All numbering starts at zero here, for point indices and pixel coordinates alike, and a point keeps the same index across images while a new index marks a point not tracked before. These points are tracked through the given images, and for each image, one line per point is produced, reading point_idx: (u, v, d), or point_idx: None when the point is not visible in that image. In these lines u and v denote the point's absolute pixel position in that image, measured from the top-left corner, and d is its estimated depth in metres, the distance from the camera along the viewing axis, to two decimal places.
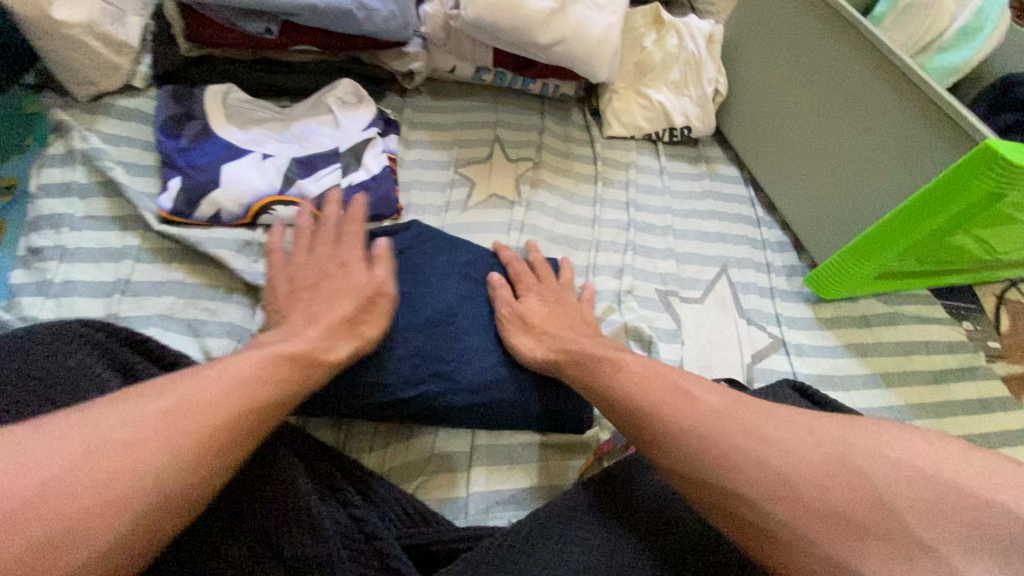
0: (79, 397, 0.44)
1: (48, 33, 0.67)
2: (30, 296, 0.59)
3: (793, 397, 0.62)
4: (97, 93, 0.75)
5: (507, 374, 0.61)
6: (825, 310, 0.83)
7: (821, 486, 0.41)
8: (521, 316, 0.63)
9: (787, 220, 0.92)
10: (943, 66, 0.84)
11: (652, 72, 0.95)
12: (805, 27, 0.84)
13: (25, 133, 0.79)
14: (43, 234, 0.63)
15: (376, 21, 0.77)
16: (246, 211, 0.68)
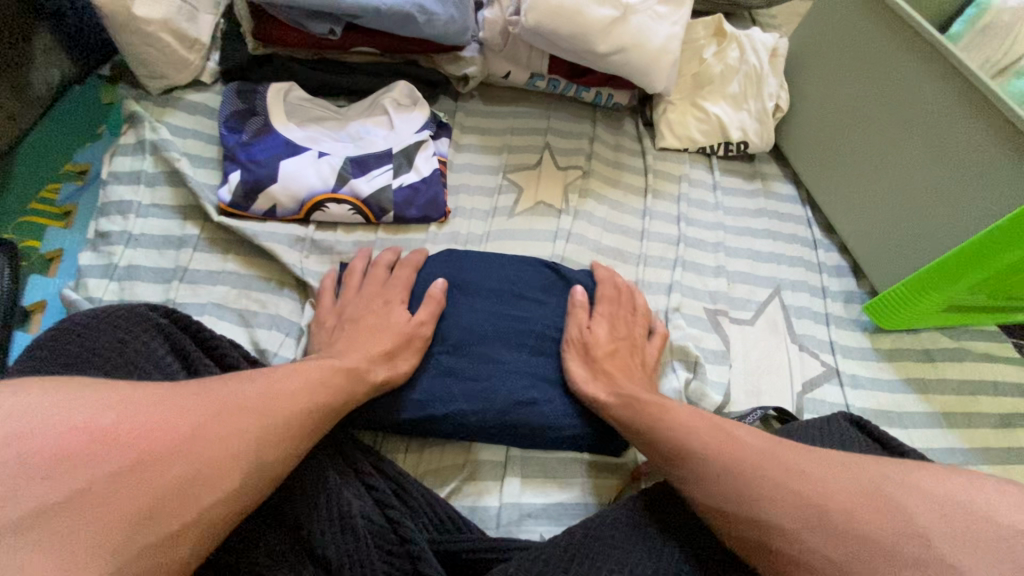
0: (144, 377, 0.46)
1: (128, 29, 0.71)
2: (95, 277, 0.62)
3: (850, 430, 0.59)
4: (168, 87, 0.78)
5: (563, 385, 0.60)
6: (883, 341, 0.79)
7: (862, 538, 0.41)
8: (584, 344, 0.63)
9: (847, 243, 0.88)
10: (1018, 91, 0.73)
11: (710, 84, 0.92)
12: (874, 42, 0.80)
13: (100, 122, 0.85)
14: (112, 219, 0.66)
15: (435, 25, 0.77)
16: (301, 207, 0.69)
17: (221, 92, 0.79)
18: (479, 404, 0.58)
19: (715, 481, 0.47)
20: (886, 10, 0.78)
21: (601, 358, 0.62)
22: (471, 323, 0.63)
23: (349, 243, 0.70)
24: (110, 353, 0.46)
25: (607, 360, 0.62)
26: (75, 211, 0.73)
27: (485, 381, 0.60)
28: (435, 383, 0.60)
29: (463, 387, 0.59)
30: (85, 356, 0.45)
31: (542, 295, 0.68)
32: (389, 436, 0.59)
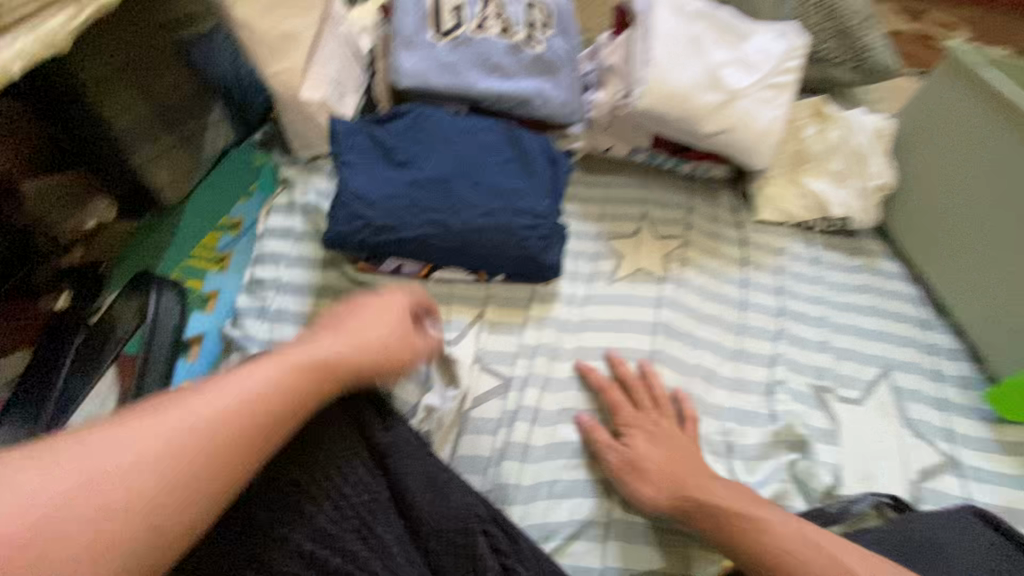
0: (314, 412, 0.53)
1: (291, 107, 0.82)
2: (251, 318, 0.71)
3: (978, 525, 0.60)
4: (313, 154, 0.89)
5: (606, 449, 0.63)
6: (1008, 433, 0.74)
7: None
8: (632, 463, 0.61)
9: (964, 328, 0.83)
10: None
11: (810, 161, 0.94)
12: (986, 124, 0.82)
13: (250, 181, 0.96)
14: (265, 267, 0.76)
15: (550, 106, 0.85)
16: (423, 265, 0.75)
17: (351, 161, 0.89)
18: (440, 229, 0.70)
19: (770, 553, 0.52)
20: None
21: (651, 469, 0.60)
22: (431, 168, 0.73)
23: (462, 298, 0.75)
24: None
25: (687, 464, 0.60)
26: (229, 257, 0.85)
27: (445, 212, 0.71)
28: (406, 212, 0.70)
29: (428, 216, 0.70)
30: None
31: (499, 147, 0.78)
32: (497, 488, 0.61)
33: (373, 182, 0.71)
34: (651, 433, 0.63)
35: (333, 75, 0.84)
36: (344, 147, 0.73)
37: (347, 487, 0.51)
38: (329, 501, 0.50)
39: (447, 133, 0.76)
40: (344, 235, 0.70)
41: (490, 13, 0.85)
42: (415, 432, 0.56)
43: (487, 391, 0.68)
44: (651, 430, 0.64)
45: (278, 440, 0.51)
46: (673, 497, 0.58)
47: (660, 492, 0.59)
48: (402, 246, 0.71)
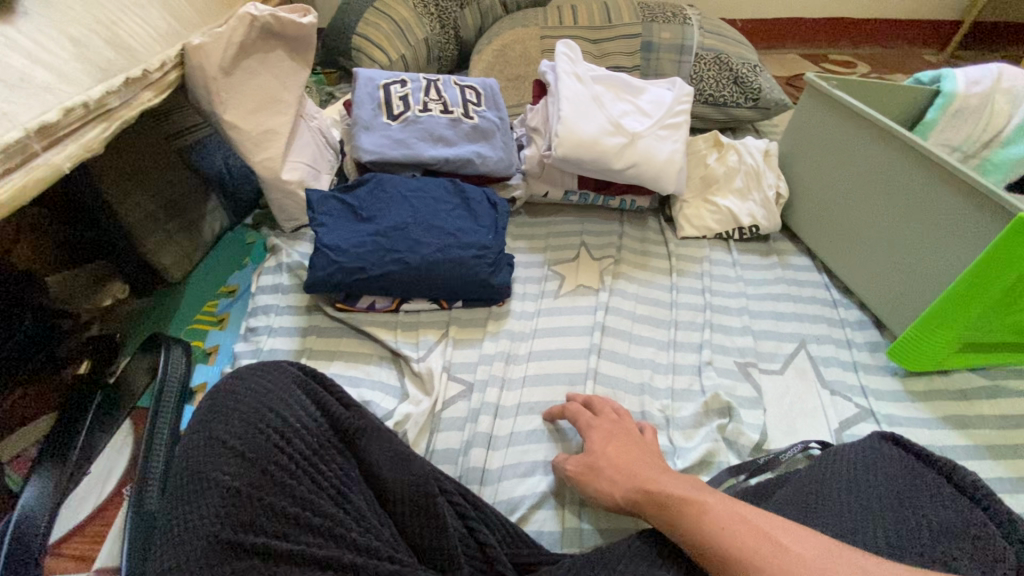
0: (292, 407, 0.59)
1: (275, 187, 0.99)
2: (248, 358, 0.83)
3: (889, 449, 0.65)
4: (297, 225, 1.06)
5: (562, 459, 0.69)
6: (916, 383, 0.85)
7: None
8: (591, 465, 0.65)
9: (864, 301, 0.96)
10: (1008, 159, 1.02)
11: (716, 183, 1.11)
12: (842, 133, 0.98)
13: (245, 257, 1.12)
14: (258, 318, 0.89)
15: (489, 163, 1.02)
16: (394, 299, 0.89)
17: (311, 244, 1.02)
18: (402, 265, 0.84)
19: (701, 531, 0.51)
20: (932, 163, 0.82)
21: (606, 466, 0.63)
22: (392, 219, 0.88)
23: (428, 325, 0.88)
24: (264, 392, 0.59)
25: (641, 454, 0.64)
26: (228, 317, 0.98)
27: (405, 251, 0.85)
28: (373, 255, 0.84)
29: (390, 256, 0.84)
30: (253, 395, 0.59)
31: (447, 197, 0.93)
32: (466, 472, 0.71)
33: (343, 236, 0.86)
34: (612, 432, 0.68)
35: (309, 159, 1.04)
36: (318, 211, 0.89)
37: (323, 466, 0.56)
38: (307, 476, 0.54)
39: (402, 191, 0.92)
40: (323, 278, 0.84)
41: (432, 97, 1.04)
42: (376, 420, 0.63)
43: (453, 396, 0.79)
44: (609, 429, 0.68)
45: (260, 430, 0.55)
46: (633, 492, 0.59)
47: (617, 487, 0.61)
48: (372, 283, 0.85)
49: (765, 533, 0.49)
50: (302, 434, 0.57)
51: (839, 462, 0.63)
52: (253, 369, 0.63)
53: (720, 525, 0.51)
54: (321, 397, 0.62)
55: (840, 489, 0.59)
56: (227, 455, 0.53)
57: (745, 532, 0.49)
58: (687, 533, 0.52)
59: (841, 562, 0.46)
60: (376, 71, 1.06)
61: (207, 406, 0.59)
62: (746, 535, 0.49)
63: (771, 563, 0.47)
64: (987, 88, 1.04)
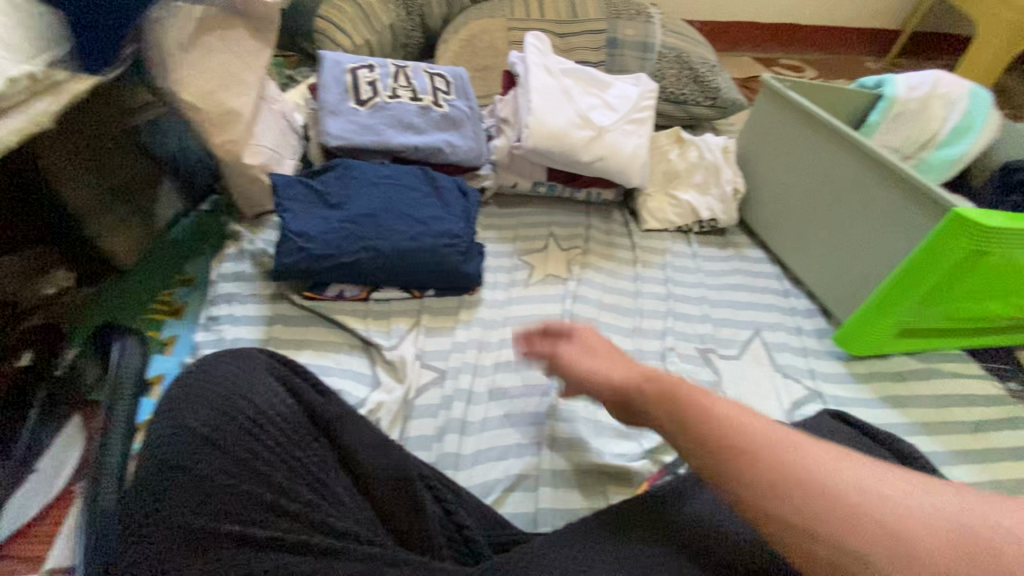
0: (264, 394, 0.57)
1: (236, 172, 0.96)
2: (210, 348, 0.80)
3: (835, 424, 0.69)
4: (259, 211, 1.03)
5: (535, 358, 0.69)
6: (859, 366, 0.91)
7: (812, 488, 0.38)
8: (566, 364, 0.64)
9: (813, 291, 1.03)
10: (943, 159, 1.12)
11: (677, 178, 1.15)
12: (795, 132, 1.04)
13: (203, 244, 1.09)
14: (219, 306, 0.86)
15: (459, 152, 1.02)
16: (363, 287, 0.88)
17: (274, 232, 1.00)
18: (373, 253, 0.83)
19: (698, 414, 0.46)
20: (876, 162, 0.88)
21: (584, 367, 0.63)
22: (362, 206, 0.86)
23: (398, 313, 0.88)
24: (234, 378, 0.57)
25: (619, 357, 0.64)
26: (185, 308, 0.95)
27: (376, 239, 0.84)
28: (343, 242, 0.83)
29: (361, 243, 0.83)
30: (221, 382, 0.56)
31: (418, 185, 0.93)
32: (441, 457, 0.71)
33: (311, 222, 0.84)
34: (590, 343, 0.67)
35: (272, 143, 1.01)
36: (284, 196, 0.87)
37: (299, 454, 0.55)
38: (283, 464, 0.53)
39: (372, 178, 0.91)
40: (290, 265, 0.82)
41: (401, 84, 1.03)
42: (350, 408, 0.62)
43: (426, 383, 0.79)
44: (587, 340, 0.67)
45: (231, 418, 0.53)
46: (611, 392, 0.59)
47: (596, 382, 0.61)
48: (342, 270, 0.83)
49: (769, 428, 0.43)
50: (276, 422, 0.55)
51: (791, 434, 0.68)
52: (220, 355, 0.61)
53: (723, 417, 0.45)
54: (293, 383, 0.61)
55: None
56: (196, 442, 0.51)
57: (734, 410, 0.46)
58: (681, 423, 0.47)
59: (870, 476, 0.39)
60: (343, 55, 1.03)
61: (170, 394, 0.55)
62: (764, 447, 0.41)
63: (786, 450, 0.41)
64: (923, 94, 1.13)
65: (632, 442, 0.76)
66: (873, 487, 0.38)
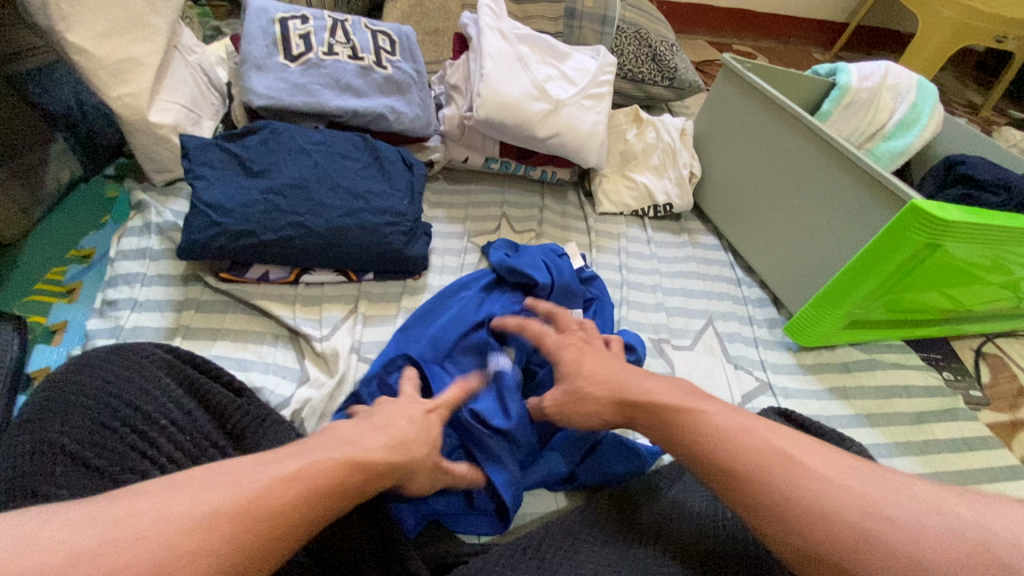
0: (158, 402, 0.48)
1: (140, 131, 0.82)
2: (103, 338, 0.69)
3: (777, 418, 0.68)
4: (170, 179, 0.90)
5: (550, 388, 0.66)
6: (806, 357, 0.91)
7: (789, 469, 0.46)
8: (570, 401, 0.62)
9: (765, 280, 1.02)
10: (892, 150, 1.13)
11: (634, 160, 1.11)
12: (753, 116, 1.00)
13: (103, 213, 0.94)
14: (118, 288, 0.74)
15: (404, 121, 0.93)
16: (292, 269, 0.79)
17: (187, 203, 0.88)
18: (302, 231, 0.74)
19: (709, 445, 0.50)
20: (834, 150, 0.86)
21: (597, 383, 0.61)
22: (288, 176, 0.76)
23: (333, 299, 0.80)
24: (121, 380, 0.48)
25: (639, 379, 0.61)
26: (80, 287, 0.81)
27: (305, 214, 0.74)
28: (266, 218, 0.73)
29: (288, 219, 0.74)
30: (104, 385, 0.47)
31: (356, 154, 0.83)
32: None
33: (228, 193, 0.73)
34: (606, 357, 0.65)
35: (186, 101, 0.88)
36: (196, 163, 0.75)
37: None
38: None
39: (301, 144, 0.80)
40: (202, 243, 0.71)
41: (338, 40, 0.92)
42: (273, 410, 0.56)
43: None
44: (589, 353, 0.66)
45: (112, 431, 0.45)
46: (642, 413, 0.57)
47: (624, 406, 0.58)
48: (267, 249, 0.74)
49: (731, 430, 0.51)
50: (173, 432, 0.48)
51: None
52: (106, 351, 0.51)
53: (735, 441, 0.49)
54: (197, 384, 0.53)
55: None
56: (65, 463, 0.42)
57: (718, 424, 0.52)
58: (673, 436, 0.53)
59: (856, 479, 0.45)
60: (271, 2, 0.91)
61: (36, 399, 0.46)
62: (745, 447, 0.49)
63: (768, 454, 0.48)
64: (874, 84, 1.13)
65: None
66: (246, 481, 0.37)
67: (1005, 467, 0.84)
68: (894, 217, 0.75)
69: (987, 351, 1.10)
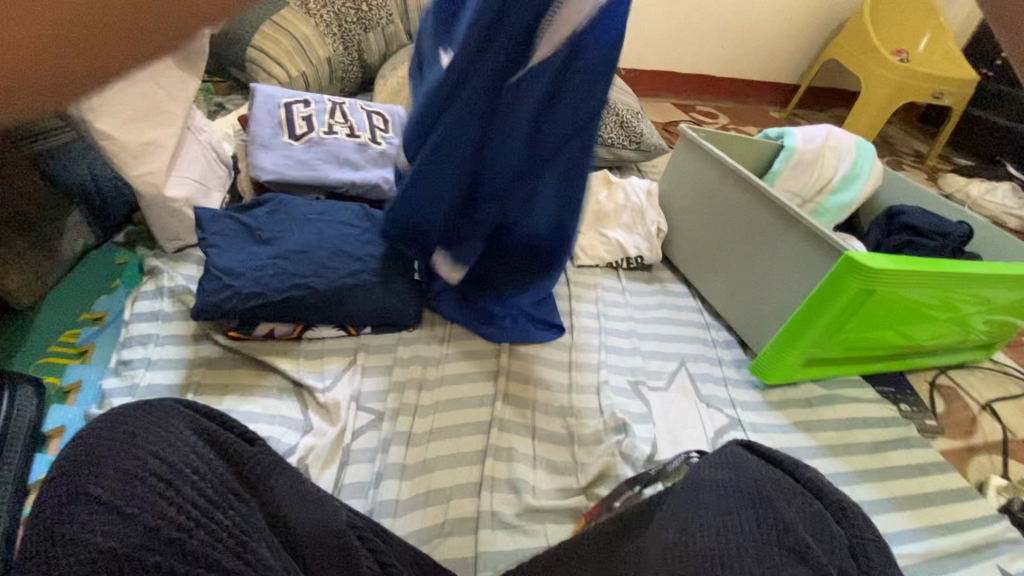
0: (178, 452, 0.53)
1: (156, 205, 0.91)
2: (120, 395, 0.74)
3: (742, 449, 0.71)
4: (180, 246, 0.98)
5: None
6: (772, 394, 0.99)
7: None
8: None
9: (731, 324, 1.11)
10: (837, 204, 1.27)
11: (607, 217, 1.21)
12: (709, 179, 1.12)
13: (114, 278, 1.00)
14: (133, 348, 0.80)
15: (397, 190, 1.03)
16: (296, 326, 0.85)
17: (196, 267, 0.95)
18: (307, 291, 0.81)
19: None
20: (780, 209, 0.97)
21: None
22: (294, 242, 0.84)
23: (333, 352, 0.86)
24: (147, 436, 0.53)
25: None
26: (92, 348, 0.87)
27: (310, 276, 0.82)
28: (274, 280, 0.80)
29: (294, 281, 0.81)
30: (133, 438, 0.53)
31: (355, 220, 0.91)
32: (377, 506, 0.70)
33: (239, 260, 0.81)
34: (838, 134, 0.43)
35: (198, 176, 0.97)
36: (209, 231, 0.84)
37: (217, 514, 0.52)
38: (200, 528, 0.50)
39: (306, 213, 0.88)
40: (214, 305, 0.78)
41: (337, 120, 1.03)
42: (281, 458, 0.62)
43: (362, 426, 0.78)
44: None
45: (139, 479, 0.50)
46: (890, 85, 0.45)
47: None
48: (274, 309, 0.81)
49: None
50: (195, 480, 0.52)
51: (679, 489, 0.67)
52: (129, 409, 0.57)
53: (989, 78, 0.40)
54: (214, 434, 0.58)
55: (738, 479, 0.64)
56: (99, 510, 0.47)
57: None
58: None
59: None
60: (277, 89, 1.02)
61: (71, 456, 0.51)
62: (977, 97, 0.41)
63: None
64: (816, 145, 1.27)
65: (569, 478, 0.79)
66: None
67: (957, 490, 0.91)
68: (833, 268, 0.86)
69: (940, 382, 1.19)
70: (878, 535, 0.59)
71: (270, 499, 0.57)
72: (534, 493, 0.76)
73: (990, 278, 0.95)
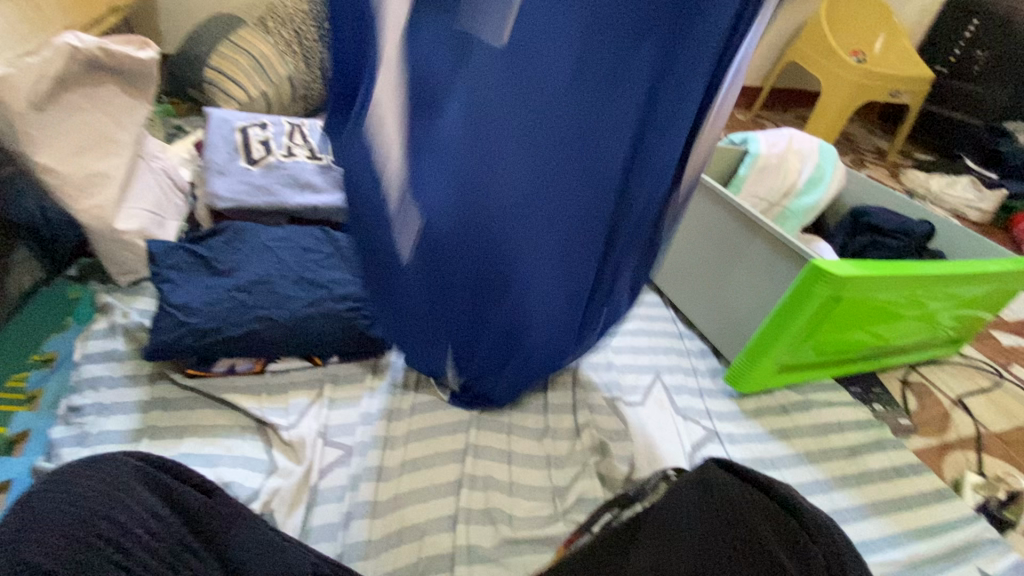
0: (128, 509, 0.49)
1: (106, 238, 0.87)
2: (69, 445, 0.71)
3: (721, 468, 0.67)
4: (136, 279, 0.94)
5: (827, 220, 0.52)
6: (747, 403, 0.99)
7: None
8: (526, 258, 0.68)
9: (704, 333, 1.10)
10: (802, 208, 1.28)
11: None
12: None
13: (65, 316, 0.95)
14: (83, 393, 0.76)
15: None
16: (258, 360, 0.82)
17: (152, 301, 0.91)
18: (268, 323, 0.78)
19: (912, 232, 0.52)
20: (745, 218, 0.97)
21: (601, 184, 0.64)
22: (253, 273, 0.81)
23: (298, 384, 0.83)
24: (92, 493, 0.49)
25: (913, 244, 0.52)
26: (41, 394, 0.82)
27: (271, 307, 0.79)
28: (232, 313, 0.77)
29: (253, 313, 0.78)
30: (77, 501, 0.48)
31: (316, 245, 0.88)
32: (347, 547, 0.68)
33: (193, 293, 0.77)
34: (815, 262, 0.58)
35: (150, 206, 0.93)
36: (163, 264, 0.80)
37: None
38: None
39: (264, 241, 0.85)
40: (169, 343, 0.75)
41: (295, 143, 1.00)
42: (242, 506, 0.58)
43: (331, 462, 0.75)
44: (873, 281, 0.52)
45: (86, 543, 0.46)
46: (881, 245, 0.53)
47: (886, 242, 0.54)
48: (233, 344, 0.77)
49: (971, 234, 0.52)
50: (148, 541, 0.49)
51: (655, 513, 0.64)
52: (76, 463, 0.52)
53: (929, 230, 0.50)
54: (167, 485, 0.54)
55: (712, 498, 0.62)
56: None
57: None
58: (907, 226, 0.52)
59: None
60: (231, 112, 0.99)
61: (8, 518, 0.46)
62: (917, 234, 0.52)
63: None
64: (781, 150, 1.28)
65: (546, 504, 0.77)
66: None
67: (932, 491, 0.92)
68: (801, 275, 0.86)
69: (910, 380, 1.21)
70: (851, 549, 0.56)
71: (229, 554, 0.53)
72: (512, 522, 0.74)
73: (951, 278, 0.96)
